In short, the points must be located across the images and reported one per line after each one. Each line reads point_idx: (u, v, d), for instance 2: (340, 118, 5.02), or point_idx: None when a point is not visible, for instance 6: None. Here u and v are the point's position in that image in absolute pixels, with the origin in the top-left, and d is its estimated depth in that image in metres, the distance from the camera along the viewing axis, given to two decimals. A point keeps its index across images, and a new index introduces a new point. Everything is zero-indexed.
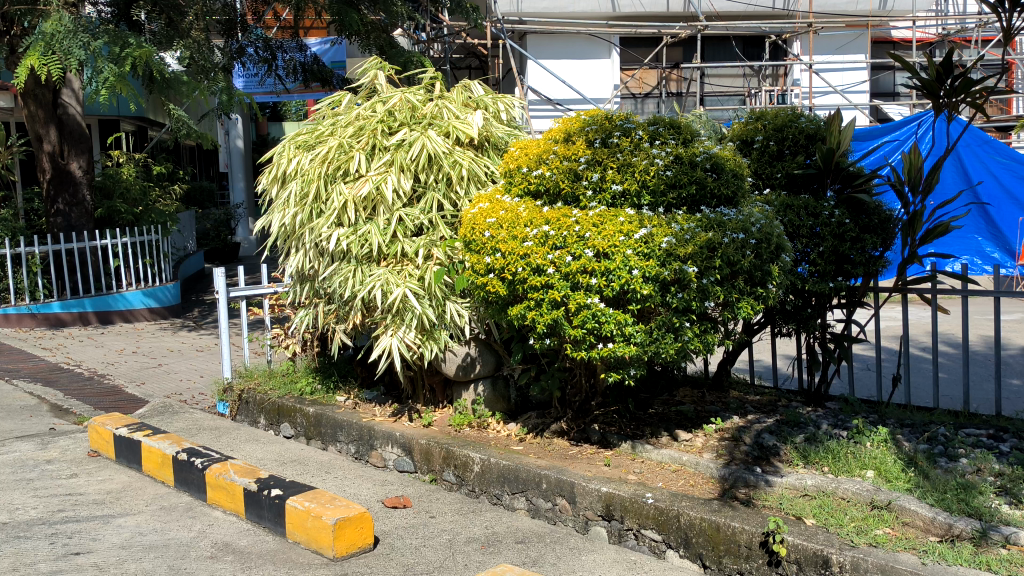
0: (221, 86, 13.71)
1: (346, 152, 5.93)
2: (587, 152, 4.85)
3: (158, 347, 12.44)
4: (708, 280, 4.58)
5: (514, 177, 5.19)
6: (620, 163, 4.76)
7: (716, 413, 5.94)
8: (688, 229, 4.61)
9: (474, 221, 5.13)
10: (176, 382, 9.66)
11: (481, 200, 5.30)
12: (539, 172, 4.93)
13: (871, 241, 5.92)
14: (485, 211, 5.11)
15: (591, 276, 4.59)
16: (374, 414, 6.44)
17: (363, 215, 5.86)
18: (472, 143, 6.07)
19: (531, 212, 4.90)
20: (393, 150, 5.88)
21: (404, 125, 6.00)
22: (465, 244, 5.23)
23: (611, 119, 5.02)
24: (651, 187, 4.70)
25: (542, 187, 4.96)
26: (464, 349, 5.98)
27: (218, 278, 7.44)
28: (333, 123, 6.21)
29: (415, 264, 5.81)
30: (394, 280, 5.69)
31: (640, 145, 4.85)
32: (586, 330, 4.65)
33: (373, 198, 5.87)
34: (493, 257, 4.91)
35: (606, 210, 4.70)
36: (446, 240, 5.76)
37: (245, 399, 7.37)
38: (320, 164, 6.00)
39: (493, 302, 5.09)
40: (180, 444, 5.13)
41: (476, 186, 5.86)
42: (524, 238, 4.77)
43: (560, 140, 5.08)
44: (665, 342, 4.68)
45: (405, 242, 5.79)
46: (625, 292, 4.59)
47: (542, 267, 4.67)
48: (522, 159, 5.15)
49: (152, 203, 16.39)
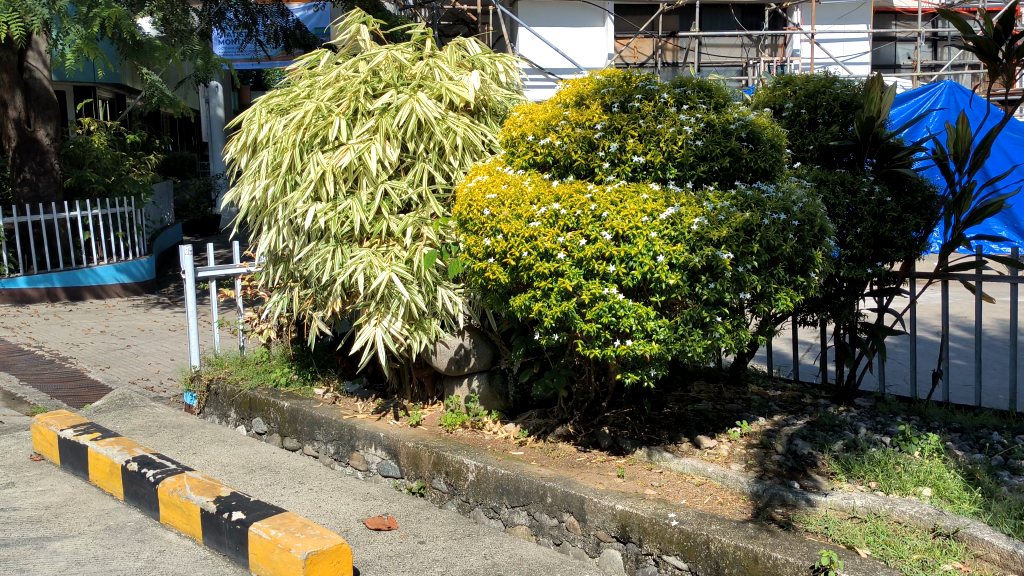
0: (197, 50, 12.92)
1: (323, 116, 5.22)
2: (603, 118, 4.17)
3: (129, 326, 11.73)
4: (744, 269, 3.94)
5: (517, 146, 4.51)
6: (643, 131, 4.09)
7: (738, 414, 5.31)
8: (721, 209, 3.97)
9: (472, 197, 4.46)
10: (143, 366, 8.97)
11: (479, 172, 4.65)
12: (546, 141, 4.26)
13: (913, 221, 5.28)
14: (484, 186, 4.45)
15: (608, 263, 3.95)
16: (356, 410, 5.79)
17: (343, 190, 5.18)
18: (468, 109, 5.37)
19: (537, 188, 4.24)
20: (378, 115, 5.17)
21: (390, 87, 5.29)
22: (461, 223, 4.57)
23: (631, 80, 4.34)
24: (678, 158, 4.03)
25: (550, 158, 4.29)
26: (457, 340, 5.38)
27: (185, 256, 6.74)
28: (310, 84, 5.50)
29: (402, 245, 5.15)
30: (379, 263, 5.03)
31: (665, 109, 4.18)
32: (601, 325, 4.01)
33: (355, 169, 5.18)
34: (493, 239, 4.25)
35: (626, 186, 4.04)
36: (438, 218, 5.10)
37: (214, 390, 6.70)
38: (295, 130, 5.30)
39: (492, 290, 4.44)
40: (132, 451, 4.46)
41: (471, 157, 5.19)
42: (530, 217, 4.11)
43: (572, 104, 4.39)
44: (692, 340, 4.05)
45: (392, 221, 5.12)
46: (648, 282, 3.95)
47: (551, 252, 4.02)
48: (526, 125, 4.47)
49: (125, 172, 15.59)
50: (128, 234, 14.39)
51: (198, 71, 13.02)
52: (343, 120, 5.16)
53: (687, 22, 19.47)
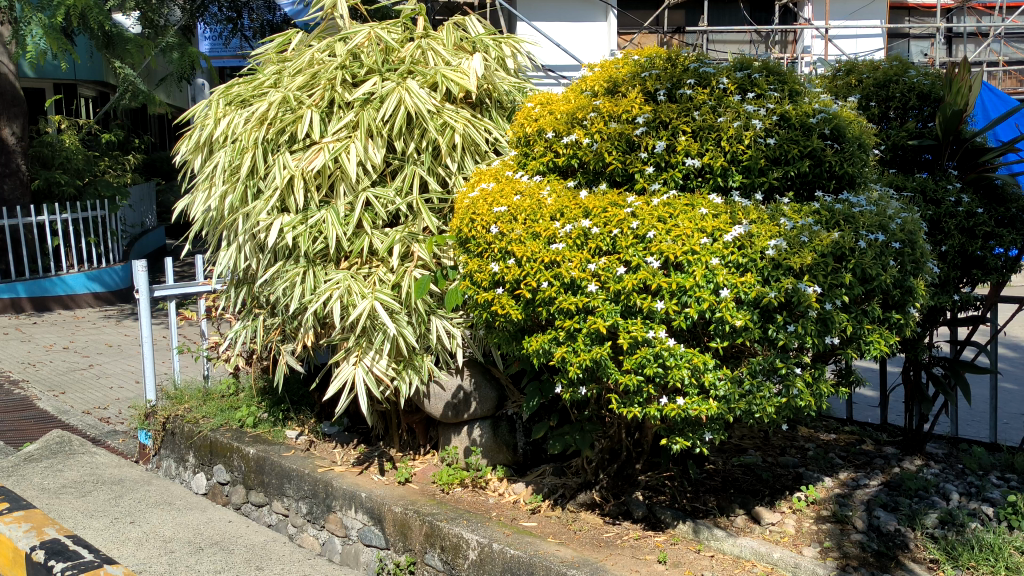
0: (174, 43, 11.94)
1: (291, 108, 4.27)
2: (645, 109, 3.23)
3: (96, 339, 10.76)
4: (833, 306, 3.00)
5: (532, 146, 3.57)
6: (697, 125, 3.14)
7: (798, 471, 4.36)
8: (803, 228, 3.04)
9: (474, 209, 3.52)
10: (101, 392, 7.99)
11: (484, 178, 3.70)
12: (570, 138, 3.31)
13: (1009, 237, 4.34)
14: (490, 195, 3.51)
15: (655, 298, 3.02)
16: (334, 461, 4.84)
17: (317, 198, 4.23)
18: (469, 101, 4.41)
19: (560, 198, 3.31)
20: (358, 107, 4.22)
21: (373, 73, 4.33)
22: (461, 241, 3.63)
23: (679, 63, 3.41)
24: (745, 162, 3.10)
25: (576, 159, 3.35)
26: (455, 380, 4.45)
27: (137, 273, 5.76)
28: (278, 70, 4.55)
29: (389, 267, 4.21)
30: (360, 289, 4.10)
31: (725, 98, 3.24)
32: (643, 378, 3.09)
33: (331, 173, 4.24)
34: (502, 264, 3.33)
35: (678, 197, 3.11)
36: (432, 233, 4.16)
37: (171, 429, 5.74)
38: (258, 126, 4.35)
39: (500, 328, 3.51)
40: (42, 532, 3.50)
41: (473, 159, 4.24)
42: (552, 238, 3.18)
43: (602, 92, 3.46)
44: (761, 398, 3.13)
45: (374, 236, 4.17)
46: (707, 324, 3.03)
47: (579, 283, 3.10)
48: (543, 118, 3.53)
49: (101, 173, 14.59)
50: (101, 239, 13.40)
51: (174, 66, 12.05)
52: (315, 112, 4.21)
53: (694, 16, 18.50)
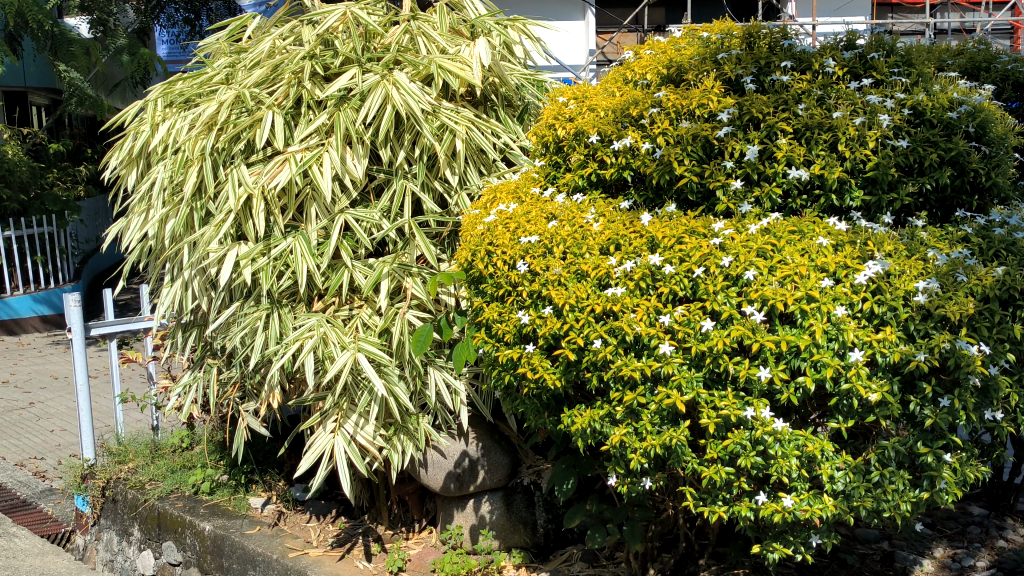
0: (125, 44, 10.89)
1: (247, 108, 3.38)
2: (727, 101, 2.38)
3: (41, 370, 9.74)
4: (999, 369, 2.17)
5: (566, 153, 2.71)
6: (803, 122, 2.30)
7: (886, 549, 3.53)
8: (957, 262, 2.21)
9: (489, 236, 2.65)
10: (41, 438, 7.00)
11: (501, 195, 2.84)
12: (623, 143, 2.45)
13: None
14: (512, 219, 2.65)
15: (756, 364, 2.18)
16: (308, 540, 3.95)
17: (283, 222, 3.35)
18: (471, 97, 3.53)
19: (611, 223, 2.45)
20: (332, 105, 3.33)
21: (350, 63, 3.44)
22: (472, 280, 2.77)
23: (764, 41, 2.56)
24: (870, 172, 2.26)
25: (631, 169, 2.49)
26: (459, 445, 3.57)
27: (71, 309, 4.80)
28: (231, 63, 3.65)
29: (374, 308, 3.34)
30: (339, 337, 3.23)
31: (834, 84, 2.41)
32: (736, 471, 2.25)
33: (300, 191, 3.35)
34: (533, 312, 2.47)
35: (779, 222, 2.26)
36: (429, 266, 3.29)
37: (113, 495, 4.81)
38: (206, 132, 3.45)
39: (527, 395, 2.65)
40: None
41: (478, 171, 3.38)
42: (606, 279, 2.33)
43: (660, 81, 2.61)
44: (894, 493, 2.30)
45: (355, 268, 3.29)
46: (826, 397, 2.19)
47: (647, 341, 2.24)
48: (579, 116, 2.67)
49: (50, 186, 13.51)
50: (49, 258, 12.35)
51: (125, 69, 10.99)
52: (279, 113, 3.32)
53: (676, 15, 17.27)
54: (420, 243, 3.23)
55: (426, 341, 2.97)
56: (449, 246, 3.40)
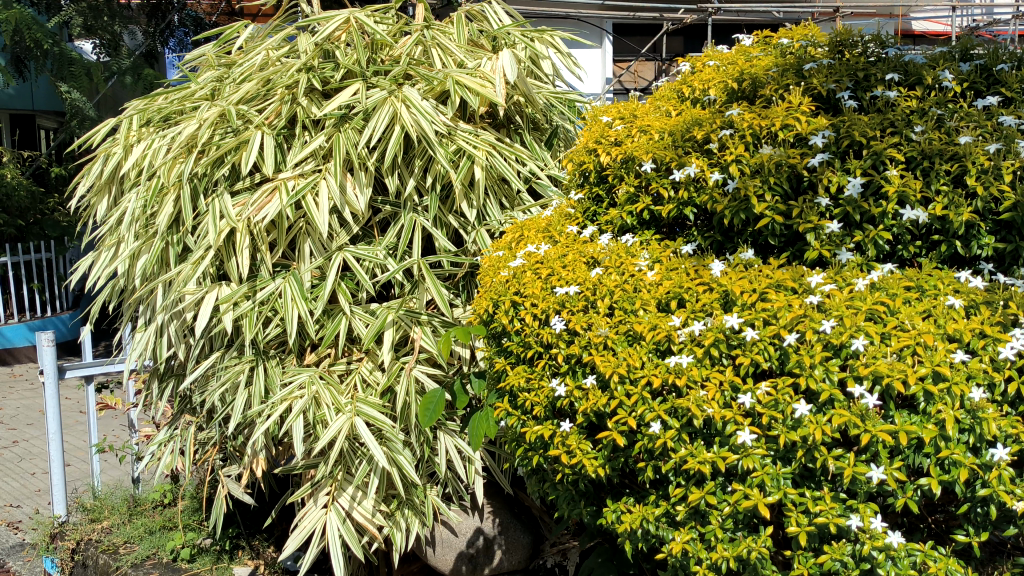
0: None
1: (233, 128, 2.90)
2: (820, 122, 1.89)
3: (30, 405, 9.22)
4: None
5: (610, 182, 2.22)
6: (920, 148, 1.81)
7: None
8: None
9: (514, 283, 2.16)
10: (21, 483, 6.48)
11: (528, 233, 2.35)
12: (686, 171, 1.96)
13: None
14: (543, 262, 2.16)
15: (864, 460, 1.69)
16: None
17: (272, 260, 2.86)
18: (492, 119, 3.05)
19: (670, 271, 1.96)
20: (331, 125, 2.86)
21: (353, 77, 2.97)
22: (492, 336, 2.28)
23: (860, 51, 2.08)
24: (1007, 213, 1.77)
25: (695, 203, 2.00)
26: (473, 521, 3.08)
27: (43, 350, 4.30)
28: (218, 77, 3.19)
29: (376, 362, 2.85)
30: (334, 397, 2.74)
31: (951, 102, 1.92)
32: None
33: (293, 224, 2.87)
34: (572, 381, 1.98)
35: (891, 275, 1.77)
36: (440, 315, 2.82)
37: (84, 557, 4.29)
38: (185, 155, 2.97)
39: (559, 480, 2.15)
40: None
41: (498, 204, 2.91)
42: (666, 343, 1.83)
43: (728, 98, 2.12)
44: None
45: (354, 315, 2.81)
46: (953, 502, 1.70)
47: (720, 427, 1.75)
48: (628, 138, 2.18)
49: None
50: (47, 285, 11.89)
51: None
52: (269, 134, 2.84)
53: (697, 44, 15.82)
54: (432, 287, 2.74)
55: (435, 411, 2.38)
56: (465, 291, 2.92)
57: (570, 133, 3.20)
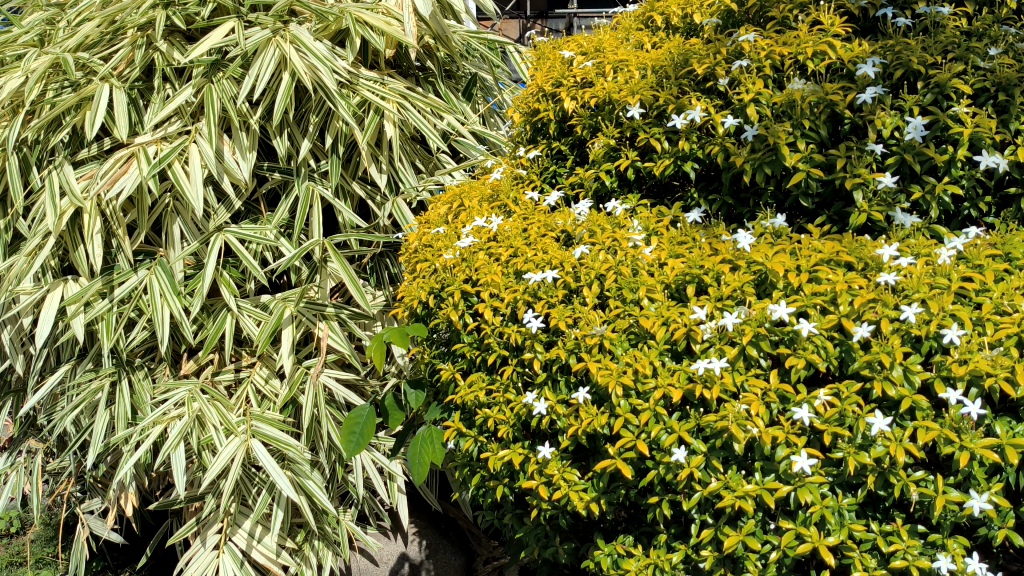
0: None
1: (70, 81, 2.28)
2: (861, 48, 1.47)
3: None
4: None
5: (578, 133, 1.74)
6: (993, 78, 1.41)
7: None
8: None
9: (465, 268, 1.67)
10: None
11: (469, 201, 1.86)
12: (690, 115, 1.51)
13: None
14: (501, 240, 1.68)
15: (955, 485, 1.29)
16: None
17: (131, 246, 2.27)
18: (397, 64, 2.53)
19: (675, 246, 1.51)
20: (199, 74, 2.28)
21: (224, 14, 2.39)
22: (433, 334, 1.79)
23: None
24: None
25: (700, 157, 1.55)
26: (396, 547, 2.59)
27: None
28: (48, 17, 2.53)
29: (272, 367, 2.32)
30: (222, 415, 2.19)
31: (1011, 22, 1.54)
32: None
33: (156, 200, 2.29)
34: (553, 395, 1.51)
35: (969, 243, 1.38)
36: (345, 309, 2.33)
37: None
38: (9, 116, 2.33)
39: (531, 516, 1.69)
40: None
41: (411, 172, 2.40)
42: (684, 343, 1.39)
43: (725, 23, 1.68)
44: None
45: (242, 312, 2.27)
46: None
47: (768, 451, 1.32)
48: (600, 77, 1.71)
49: None
50: None
51: None
52: (119, 87, 2.24)
53: None
54: (339, 272, 2.24)
55: (363, 436, 1.84)
56: (375, 274, 2.44)
57: (488, 80, 2.71)
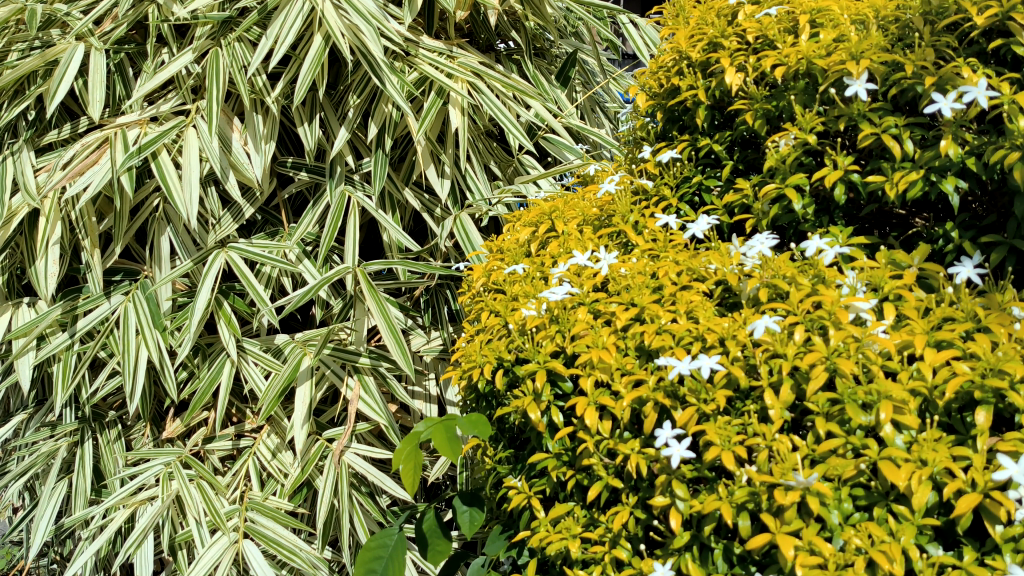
0: None
1: (36, 39, 1.72)
2: None
3: None
4: None
5: (745, 125, 1.09)
6: None
7: None
8: None
9: (556, 336, 1.03)
10: None
11: (566, 226, 1.23)
12: (969, 94, 0.84)
13: None
14: (617, 293, 1.04)
15: None
16: None
17: (103, 261, 1.70)
18: (472, 34, 1.90)
19: (934, 329, 0.85)
20: (204, 35, 1.69)
21: None
22: (502, 429, 1.16)
23: None
24: None
25: (971, 169, 0.90)
26: None
27: None
28: None
29: (283, 435, 1.71)
30: (209, 501, 1.59)
31: None
32: None
33: (141, 202, 1.71)
34: (701, 572, 0.87)
35: None
36: (383, 365, 1.73)
37: None
38: None
39: None
40: None
41: (483, 180, 1.78)
42: (970, 520, 0.73)
43: None
44: None
45: (245, 358, 1.69)
46: None
47: None
48: (786, 35, 1.05)
49: None
50: None
51: None
52: (97, 50, 1.67)
53: None
54: (374, 314, 1.63)
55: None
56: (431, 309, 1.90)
57: (591, 60, 2.06)
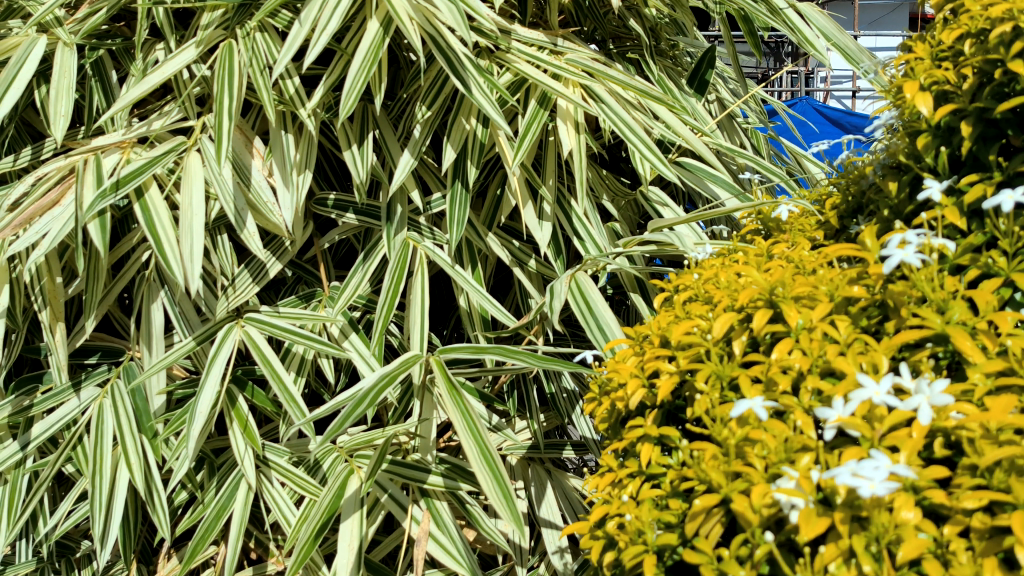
0: None
1: None
2: None
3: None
4: None
5: None
6: None
7: None
8: None
9: (858, 557, 0.53)
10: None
11: (800, 316, 0.73)
12: None
13: None
14: (969, 467, 0.55)
15: None
16: None
17: (71, 339, 1.22)
18: (575, 25, 1.42)
19: None
20: (214, 22, 1.21)
21: None
22: None
23: None
24: None
25: None
26: None
27: None
28: None
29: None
30: None
31: None
32: None
33: (125, 257, 1.23)
34: None
35: None
36: (463, 483, 1.21)
37: None
38: None
39: None
40: None
41: (597, 223, 1.28)
42: None
43: None
44: None
45: (266, 478, 1.20)
46: None
47: None
48: None
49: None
50: None
51: None
52: (67, 44, 1.21)
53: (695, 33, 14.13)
54: (465, 439, 1.07)
55: None
56: (517, 396, 1.42)
57: (726, 62, 1.57)
